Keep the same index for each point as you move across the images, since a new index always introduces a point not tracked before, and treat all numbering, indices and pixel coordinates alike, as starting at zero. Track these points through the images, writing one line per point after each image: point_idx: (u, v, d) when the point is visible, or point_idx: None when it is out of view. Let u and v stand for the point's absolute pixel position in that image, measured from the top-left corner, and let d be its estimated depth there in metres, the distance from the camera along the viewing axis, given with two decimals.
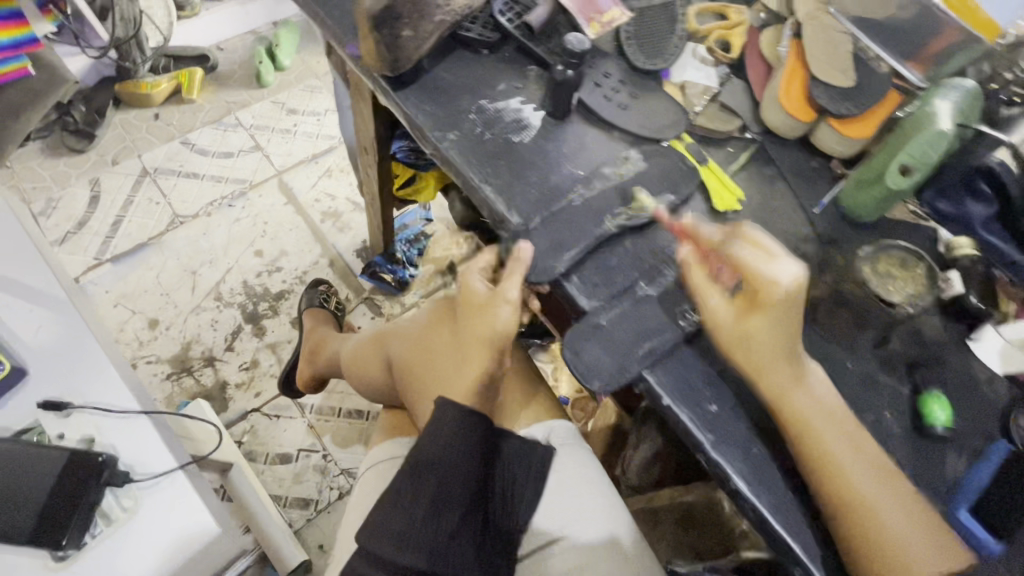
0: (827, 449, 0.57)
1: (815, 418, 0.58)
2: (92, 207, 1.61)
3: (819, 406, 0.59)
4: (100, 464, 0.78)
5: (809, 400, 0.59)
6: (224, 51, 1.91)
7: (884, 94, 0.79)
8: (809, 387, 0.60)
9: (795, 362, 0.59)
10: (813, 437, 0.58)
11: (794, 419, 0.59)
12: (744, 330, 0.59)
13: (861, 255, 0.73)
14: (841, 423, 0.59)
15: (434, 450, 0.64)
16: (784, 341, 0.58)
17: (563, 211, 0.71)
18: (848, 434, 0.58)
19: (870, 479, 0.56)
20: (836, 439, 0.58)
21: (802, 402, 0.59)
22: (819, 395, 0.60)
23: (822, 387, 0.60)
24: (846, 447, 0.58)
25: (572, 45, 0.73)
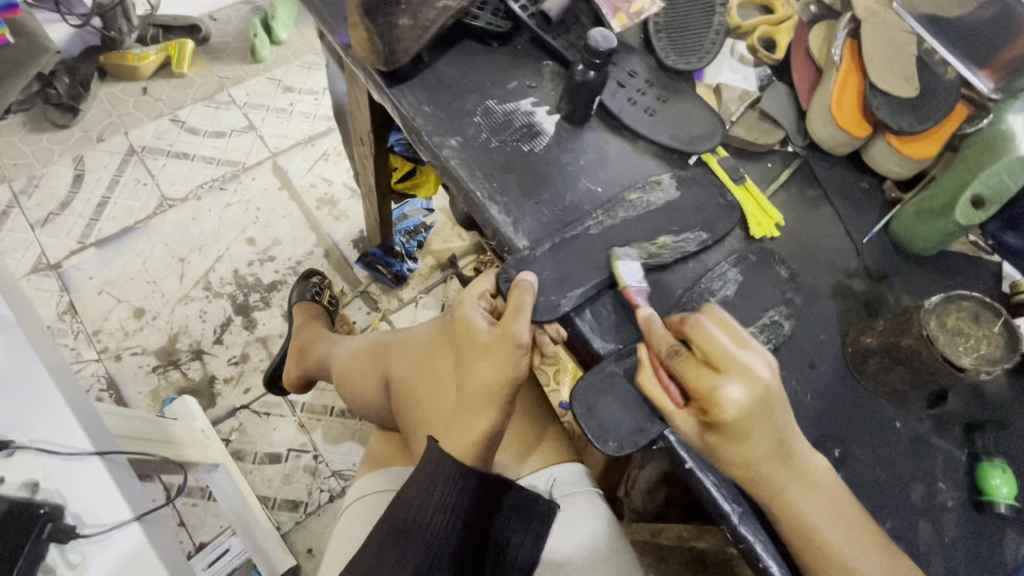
0: (833, 555, 0.50)
1: (818, 527, 0.51)
2: (76, 187, 1.42)
3: (824, 503, 0.52)
4: (37, 518, 0.53)
5: (810, 504, 0.52)
6: (217, 21, 1.68)
7: (953, 107, 0.68)
8: (806, 494, 0.52)
9: (779, 472, 0.52)
10: (816, 544, 0.51)
11: (792, 523, 0.51)
12: (709, 448, 0.52)
13: (927, 307, 0.56)
14: (854, 524, 0.52)
15: (419, 508, 0.56)
16: (755, 460, 0.51)
17: (577, 237, 0.62)
18: (857, 532, 0.51)
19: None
20: (845, 545, 0.50)
21: (805, 506, 0.51)
22: (822, 496, 0.52)
23: (823, 486, 0.53)
24: (860, 554, 0.50)
25: (596, 43, 0.62)
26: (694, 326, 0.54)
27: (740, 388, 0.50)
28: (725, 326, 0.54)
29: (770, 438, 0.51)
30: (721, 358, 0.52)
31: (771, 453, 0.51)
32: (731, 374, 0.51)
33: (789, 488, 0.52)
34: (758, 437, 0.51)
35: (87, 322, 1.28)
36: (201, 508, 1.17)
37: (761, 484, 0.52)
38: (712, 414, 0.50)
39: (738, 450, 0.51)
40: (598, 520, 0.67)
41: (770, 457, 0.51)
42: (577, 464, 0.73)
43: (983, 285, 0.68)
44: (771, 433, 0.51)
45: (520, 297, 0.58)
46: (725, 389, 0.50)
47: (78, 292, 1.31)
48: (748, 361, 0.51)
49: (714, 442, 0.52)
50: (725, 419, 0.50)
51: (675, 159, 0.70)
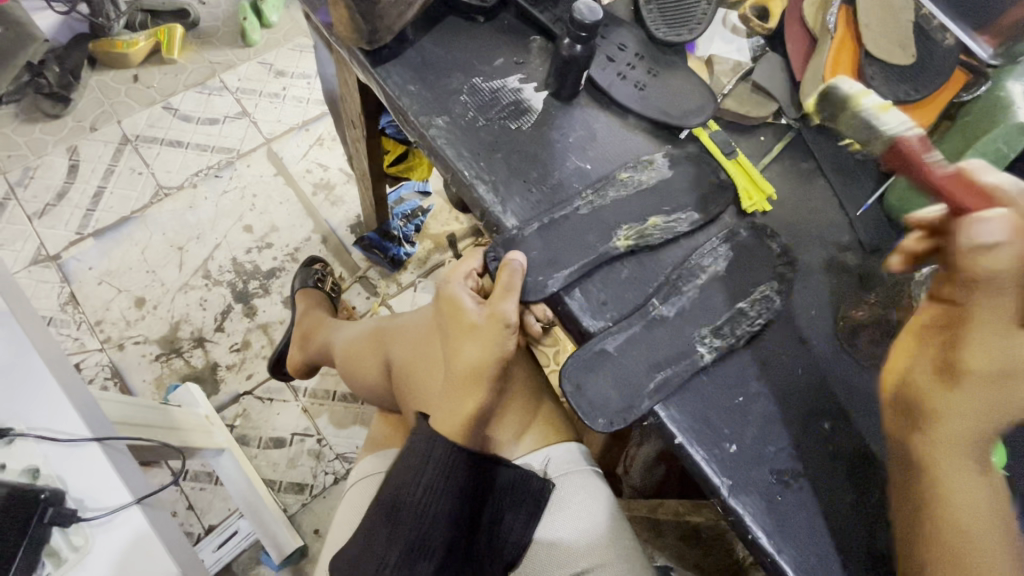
0: (971, 553, 0.45)
1: (968, 521, 0.46)
2: (71, 177, 1.41)
3: (994, 506, 0.46)
4: (36, 503, 0.54)
5: (977, 502, 0.46)
6: (206, 4, 1.65)
7: (949, 75, 0.66)
8: (979, 486, 0.47)
9: (970, 455, 0.47)
10: (954, 538, 0.46)
11: (944, 509, 0.47)
12: (951, 382, 0.46)
13: (918, 278, 0.59)
14: (1006, 534, 0.46)
15: (409, 488, 0.58)
16: (986, 424, 0.46)
17: (566, 217, 0.62)
18: (1010, 550, 0.45)
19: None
20: (990, 551, 0.45)
21: (967, 499, 0.47)
22: (992, 499, 0.47)
23: (997, 489, 0.47)
24: (1004, 565, 0.45)
25: (581, 16, 0.60)
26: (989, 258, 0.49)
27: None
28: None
29: (1005, 408, 0.45)
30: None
31: (986, 434, 0.46)
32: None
33: (969, 476, 0.47)
34: (989, 407, 0.45)
35: (89, 312, 1.29)
36: (209, 492, 1.19)
37: (949, 452, 0.47)
38: (981, 359, 0.45)
39: (973, 390, 0.45)
40: (598, 498, 0.68)
41: (986, 437, 0.46)
42: (577, 444, 0.73)
43: None
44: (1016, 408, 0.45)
45: (509, 277, 0.58)
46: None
47: (78, 283, 1.31)
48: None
49: (959, 371, 0.46)
50: (979, 370, 0.45)
51: (665, 135, 0.69)
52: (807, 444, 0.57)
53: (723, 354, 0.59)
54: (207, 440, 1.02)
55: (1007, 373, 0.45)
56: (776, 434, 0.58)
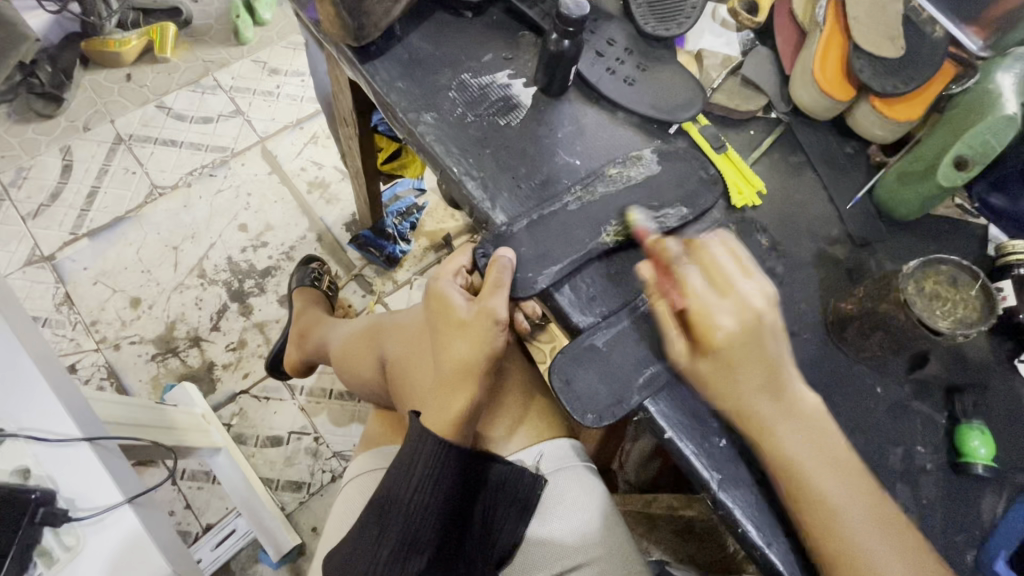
0: (807, 488, 0.51)
1: (800, 462, 0.52)
2: (65, 177, 1.41)
3: (817, 449, 0.52)
4: (27, 503, 0.54)
5: (796, 444, 0.52)
6: (199, 3, 1.64)
7: (938, 67, 0.66)
8: (790, 429, 0.52)
9: (766, 404, 0.52)
10: (799, 484, 0.51)
11: (777, 458, 0.52)
12: (697, 375, 0.53)
13: (906, 271, 0.56)
14: (835, 461, 0.52)
15: (399, 486, 0.58)
16: (740, 388, 0.52)
17: (554, 214, 0.62)
18: (837, 467, 0.52)
19: (861, 525, 0.50)
20: (822, 479, 0.51)
21: (787, 443, 0.52)
22: (806, 434, 0.52)
23: (812, 429, 0.53)
24: (837, 488, 0.51)
25: (568, 11, 0.60)
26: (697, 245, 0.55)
27: (718, 320, 0.51)
28: (710, 266, 0.54)
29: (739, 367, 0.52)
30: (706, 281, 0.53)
31: (757, 381, 0.52)
32: (689, 305, 0.52)
33: (778, 424, 0.52)
34: (742, 372, 0.52)
35: (84, 313, 1.29)
36: (206, 491, 1.19)
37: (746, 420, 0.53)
38: (698, 338, 0.52)
39: (709, 378, 0.53)
40: (590, 494, 0.68)
41: (758, 390, 0.52)
42: (569, 439, 0.73)
43: (969, 249, 0.67)
44: (749, 356, 0.52)
45: (498, 274, 0.58)
46: (716, 318, 0.52)
47: (73, 283, 1.31)
48: (721, 304, 0.52)
49: (692, 364, 0.53)
50: (715, 342, 0.51)
51: (655, 129, 0.69)
52: None
53: None
54: (203, 439, 1.02)
55: (705, 352, 0.52)
56: None
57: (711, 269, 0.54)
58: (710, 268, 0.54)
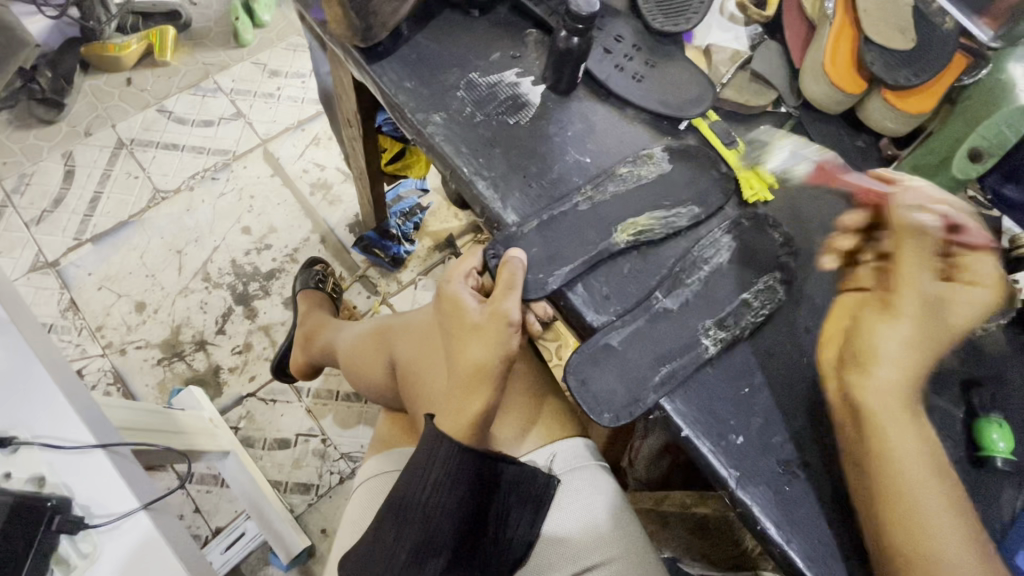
0: (898, 480, 0.47)
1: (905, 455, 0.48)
2: (68, 182, 1.41)
3: (917, 437, 0.49)
4: (44, 511, 0.53)
5: (908, 437, 0.49)
6: (198, 5, 1.63)
7: (951, 58, 0.66)
8: (915, 423, 0.50)
9: (915, 400, 0.50)
10: (885, 468, 0.48)
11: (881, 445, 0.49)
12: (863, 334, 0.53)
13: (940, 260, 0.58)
14: (932, 457, 0.49)
15: (416, 488, 0.58)
16: (944, 342, 0.53)
17: (565, 214, 0.61)
18: (933, 469, 0.48)
19: (946, 521, 0.46)
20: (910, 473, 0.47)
21: (898, 438, 0.49)
22: (923, 435, 0.49)
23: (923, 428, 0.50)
24: (927, 490, 0.47)
25: (578, 8, 0.59)
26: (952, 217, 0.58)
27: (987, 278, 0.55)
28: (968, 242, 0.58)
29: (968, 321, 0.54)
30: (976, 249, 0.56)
31: (917, 346, 0.52)
32: (972, 265, 0.55)
33: (906, 417, 0.49)
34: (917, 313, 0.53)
35: (90, 318, 1.29)
36: (215, 494, 1.19)
37: (904, 398, 0.50)
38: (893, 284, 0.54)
39: (953, 318, 0.53)
40: (604, 492, 0.68)
41: (905, 358, 0.51)
42: (582, 438, 0.73)
43: (983, 241, 0.67)
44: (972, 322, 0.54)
45: (510, 274, 0.58)
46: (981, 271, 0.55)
47: (78, 289, 1.31)
48: (929, 278, 0.53)
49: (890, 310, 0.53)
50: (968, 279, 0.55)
51: (664, 126, 0.68)
52: (813, 435, 0.57)
53: (728, 345, 0.59)
54: (211, 443, 1.02)
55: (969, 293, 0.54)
56: (781, 424, 0.58)
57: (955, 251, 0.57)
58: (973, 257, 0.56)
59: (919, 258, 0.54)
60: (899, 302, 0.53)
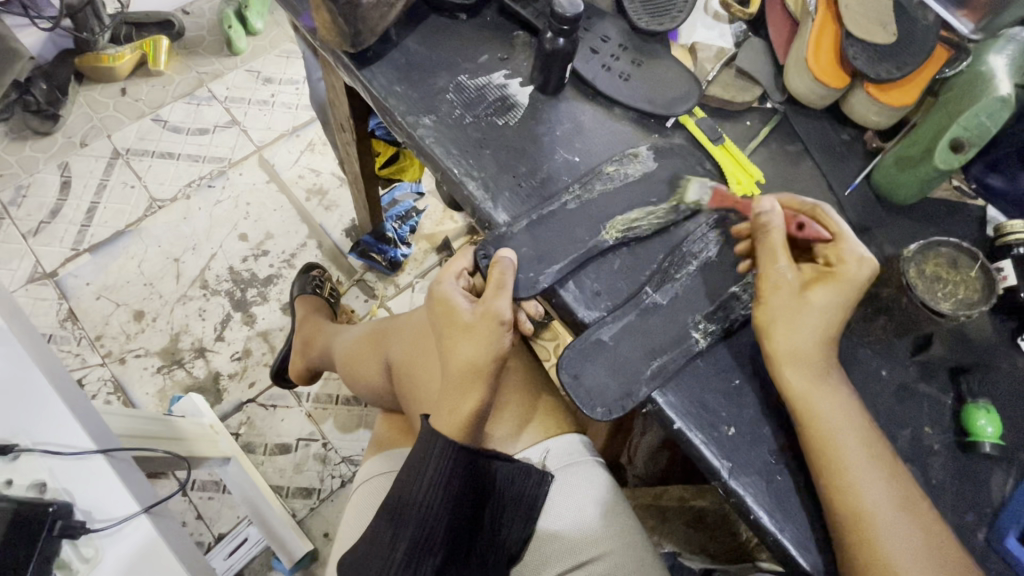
0: (835, 455, 0.52)
1: (837, 431, 0.53)
2: (64, 194, 1.41)
3: (842, 410, 0.54)
4: (45, 516, 0.54)
5: (829, 409, 0.54)
6: (190, 15, 1.64)
7: (930, 51, 0.67)
8: (832, 388, 0.55)
9: (815, 363, 0.55)
10: (823, 445, 0.53)
11: (811, 423, 0.54)
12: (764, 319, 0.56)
13: (906, 255, 0.60)
14: (863, 431, 0.53)
15: (412, 486, 0.59)
16: (820, 323, 0.55)
17: (554, 213, 0.62)
18: (872, 457, 0.52)
19: (884, 501, 0.51)
20: (847, 457, 0.52)
21: (821, 412, 0.54)
22: (846, 404, 0.54)
23: (848, 403, 0.55)
24: (869, 475, 0.51)
25: (563, 9, 0.60)
26: (825, 211, 0.59)
27: (857, 262, 0.56)
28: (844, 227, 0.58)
29: (839, 307, 0.55)
30: (841, 237, 0.57)
31: (812, 333, 0.55)
32: (843, 252, 0.56)
33: (817, 384, 0.54)
34: (803, 311, 0.55)
35: (88, 328, 1.30)
36: (217, 501, 1.20)
37: (798, 361, 0.55)
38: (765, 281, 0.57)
39: (816, 304, 0.55)
40: (597, 486, 0.68)
41: (799, 344, 0.55)
42: (578, 434, 0.73)
43: (968, 231, 0.68)
44: (846, 303, 0.55)
45: (500, 274, 0.59)
46: (859, 253, 0.56)
47: (76, 299, 1.32)
48: (787, 268, 0.56)
49: (802, 292, 0.55)
50: (840, 266, 0.56)
51: (652, 124, 0.69)
52: None
53: (717, 338, 0.60)
54: (212, 448, 1.02)
55: (828, 281, 0.55)
56: (771, 415, 0.58)
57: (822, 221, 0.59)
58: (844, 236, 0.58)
59: (771, 252, 0.57)
60: (766, 291, 0.56)
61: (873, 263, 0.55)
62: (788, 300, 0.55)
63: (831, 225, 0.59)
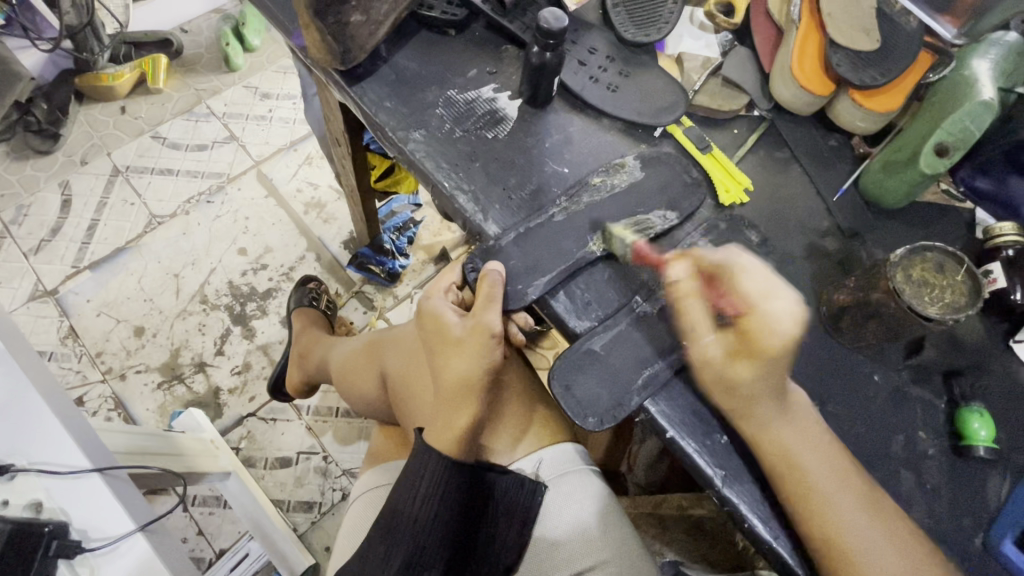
0: (829, 461, 0.52)
1: (829, 437, 0.53)
2: (65, 212, 1.43)
3: None
4: (41, 536, 0.53)
5: None
6: (189, 33, 1.67)
7: (915, 56, 0.68)
8: None
9: (767, 407, 0.54)
10: (821, 452, 0.53)
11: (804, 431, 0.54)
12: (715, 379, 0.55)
13: (893, 259, 0.58)
14: None
15: (408, 500, 0.59)
16: (755, 393, 0.53)
17: (541, 225, 0.63)
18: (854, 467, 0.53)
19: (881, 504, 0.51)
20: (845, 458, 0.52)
21: (814, 413, 0.54)
22: None
23: None
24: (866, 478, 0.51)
25: (547, 24, 0.61)
26: (733, 273, 0.55)
27: (768, 333, 0.53)
28: (759, 278, 0.55)
29: (761, 381, 0.53)
30: (750, 306, 0.54)
31: (766, 393, 0.54)
32: (754, 321, 0.53)
33: None
34: (746, 390, 0.54)
35: (89, 344, 1.30)
36: (218, 516, 1.19)
37: (751, 417, 0.54)
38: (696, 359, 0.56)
39: (738, 382, 0.54)
40: (594, 495, 0.68)
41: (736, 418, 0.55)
42: (573, 444, 0.73)
43: (959, 233, 0.68)
44: (772, 378, 0.53)
45: (490, 288, 0.59)
46: (770, 324, 0.53)
47: (77, 316, 1.32)
48: (711, 342, 0.55)
49: (725, 366, 0.54)
50: (757, 342, 0.53)
51: (640, 134, 0.70)
52: None
53: None
54: (212, 464, 1.02)
55: (746, 357, 0.53)
56: None
57: (741, 280, 0.55)
58: (754, 297, 0.54)
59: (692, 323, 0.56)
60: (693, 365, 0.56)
61: (793, 330, 0.52)
62: (716, 378, 0.55)
63: (743, 292, 0.54)
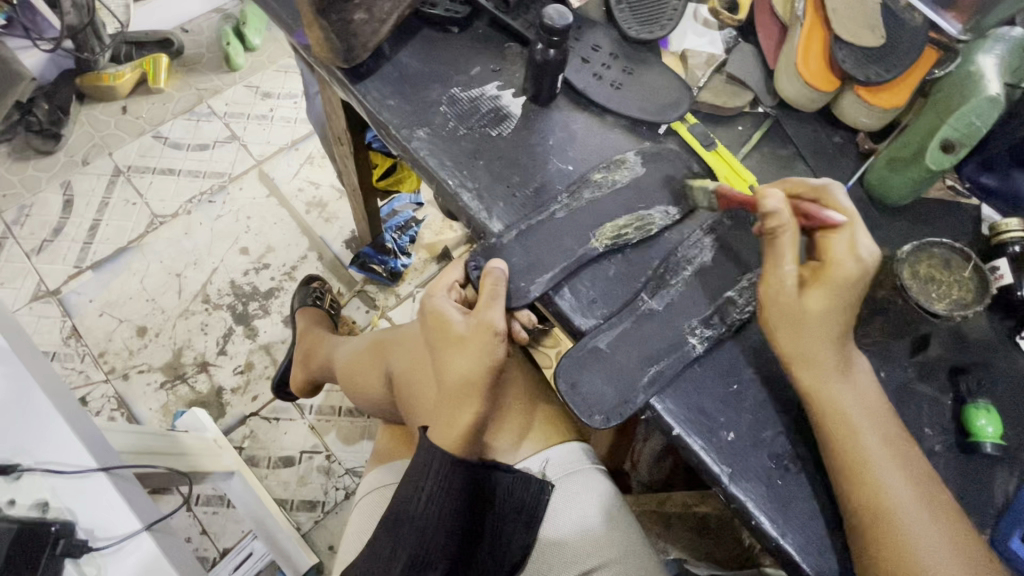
0: (836, 458, 0.52)
1: (835, 434, 0.53)
2: (67, 212, 1.42)
3: (839, 411, 0.54)
4: (48, 536, 0.53)
5: (831, 411, 0.54)
6: (189, 33, 1.67)
7: (920, 52, 0.67)
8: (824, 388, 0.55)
9: (831, 354, 0.54)
10: (826, 448, 0.53)
11: None
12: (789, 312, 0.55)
13: (901, 256, 0.59)
14: (861, 427, 0.53)
15: (413, 499, 0.59)
16: (823, 329, 0.54)
17: (544, 222, 0.62)
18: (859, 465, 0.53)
19: (888, 502, 0.50)
20: (851, 455, 0.52)
21: (819, 412, 0.54)
22: (843, 405, 0.54)
23: (844, 400, 0.55)
24: (873, 476, 0.51)
25: (551, 21, 0.61)
26: (833, 196, 0.56)
27: (849, 259, 0.54)
28: (845, 211, 0.56)
29: (834, 312, 0.54)
30: (845, 227, 0.55)
31: (834, 333, 0.54)
32: (835, 251, 0.54)
33: (811, 385, 0.55)
34: (812, 325, 0.54)
35: (92, 344, 1.30)
36: (222, 515, 1.19)
37: (809, 364, 0.54)
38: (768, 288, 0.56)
39: (809, 312, 0.54)
40: (598, 492, 0.68)
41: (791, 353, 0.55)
42: (578, 442, 0.73)
43: (964, 230, 0.68)
44: (843, 319, 0.54)
45: (492, 285, 0.59)
46: (854, 255, 0.54)
47: (80, 316, 1.32)
48: (789, 271, 0.55)
49: (799, 296, 0.55)
50: (837, 270, 0.54)
51: (644, 131, 0.70)
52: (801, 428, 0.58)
53: (714, 343, 0.60)
54: (216, 463, 1.02)
55: (823, 285, 0.54)
56: (772, 418, 0.58)
57: (829, 212, 0.56)
58: (845, 227, 0.55)
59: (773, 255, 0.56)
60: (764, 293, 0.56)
61: (871, 263, 0.54)
62: (786, 311, 0.55)
63: (833, 218, 0.56)
